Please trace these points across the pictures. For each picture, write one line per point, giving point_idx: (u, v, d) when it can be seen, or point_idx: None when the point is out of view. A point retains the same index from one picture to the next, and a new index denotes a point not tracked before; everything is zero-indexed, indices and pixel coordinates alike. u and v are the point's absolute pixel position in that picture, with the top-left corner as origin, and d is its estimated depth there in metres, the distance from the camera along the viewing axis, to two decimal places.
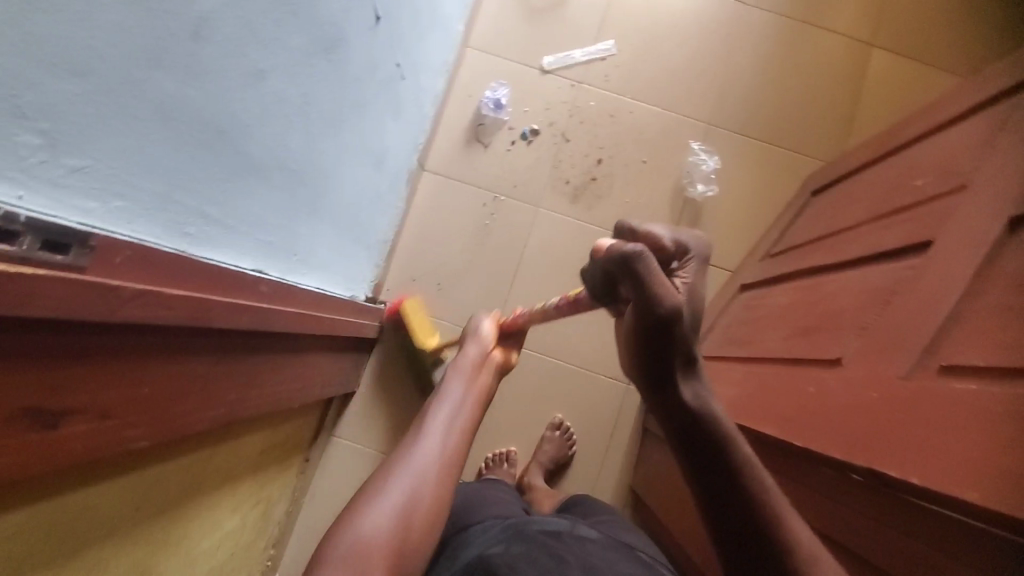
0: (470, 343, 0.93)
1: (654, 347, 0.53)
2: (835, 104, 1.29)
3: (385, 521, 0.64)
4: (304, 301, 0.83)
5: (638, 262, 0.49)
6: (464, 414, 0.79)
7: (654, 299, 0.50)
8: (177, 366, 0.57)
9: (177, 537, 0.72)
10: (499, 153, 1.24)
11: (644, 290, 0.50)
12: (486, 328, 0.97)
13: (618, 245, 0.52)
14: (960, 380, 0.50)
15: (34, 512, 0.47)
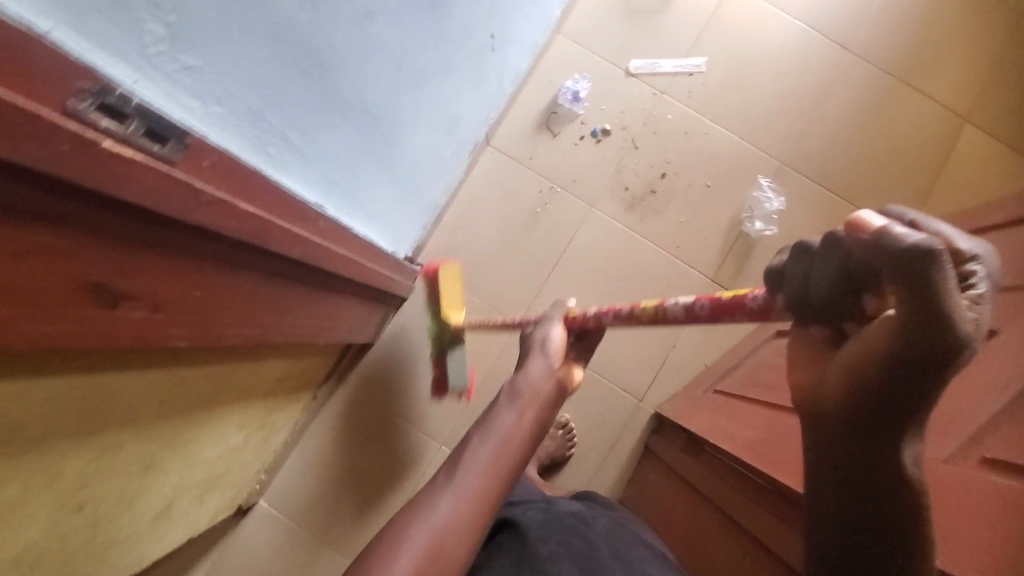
0: (535, 358, 0.66)
1: (907, 385, 0.33)
2: (913, 173, 1.25)
3: None
4: (352, 245, 0.84)
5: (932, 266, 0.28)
6: (502, 455, 0.59)
7: (948, 319, 0.29)
8: (230, 278, 0.59)
9: (184, 441, 0.75)
10: (565, 146, 1.23)
11: (924, 309, 0.29)
12: (556, 340, 0.70)
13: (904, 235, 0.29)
14: (1001, 476, 0.49)
15: (74, 383, 0.49)
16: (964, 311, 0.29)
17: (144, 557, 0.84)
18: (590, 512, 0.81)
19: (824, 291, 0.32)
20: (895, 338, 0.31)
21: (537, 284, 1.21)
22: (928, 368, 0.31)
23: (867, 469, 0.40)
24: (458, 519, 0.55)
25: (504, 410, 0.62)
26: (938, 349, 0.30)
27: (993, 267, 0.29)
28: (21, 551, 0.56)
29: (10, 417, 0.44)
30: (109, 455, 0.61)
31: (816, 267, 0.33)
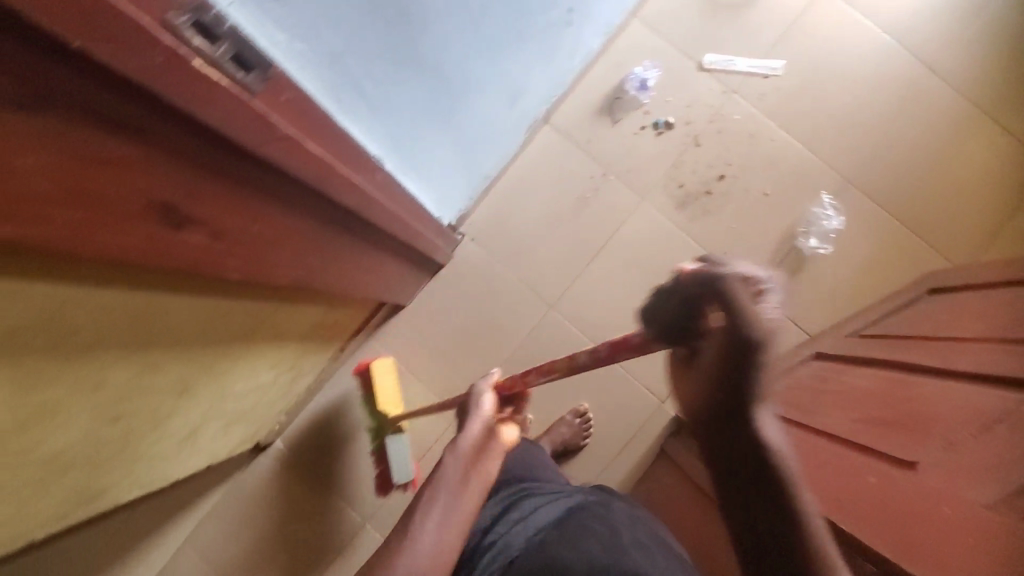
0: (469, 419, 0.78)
1: (732, 387, 0.39)
2: (985, 211, 1.19)
3: None
4: (402, 203, 0.84)
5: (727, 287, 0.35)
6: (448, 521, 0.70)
7: (740, 317, 0.35)
8: (287, 217, 0.59)
9: (218, 372, 0.76)
10: (625, 134, 1.21)
11: (727, 315, 0.35)
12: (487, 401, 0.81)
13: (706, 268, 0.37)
14: None
15: (130, 297, 0.50)
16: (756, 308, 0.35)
17: (165, 475, 0.87)
18: (602, 497, 0.80)
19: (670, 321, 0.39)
20: (723, 348, 0.37)
21: (575, 270, 1.19)
22: (748, 367, 0.37)
23: (745, 478, 0.44)
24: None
25: (448, 461, 0.74)
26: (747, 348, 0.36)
27: (779, 283, 0.36)
28: (60, 451, 0.59)
29: (67, 320, 0.46)
30: (149, 373, 0.63)
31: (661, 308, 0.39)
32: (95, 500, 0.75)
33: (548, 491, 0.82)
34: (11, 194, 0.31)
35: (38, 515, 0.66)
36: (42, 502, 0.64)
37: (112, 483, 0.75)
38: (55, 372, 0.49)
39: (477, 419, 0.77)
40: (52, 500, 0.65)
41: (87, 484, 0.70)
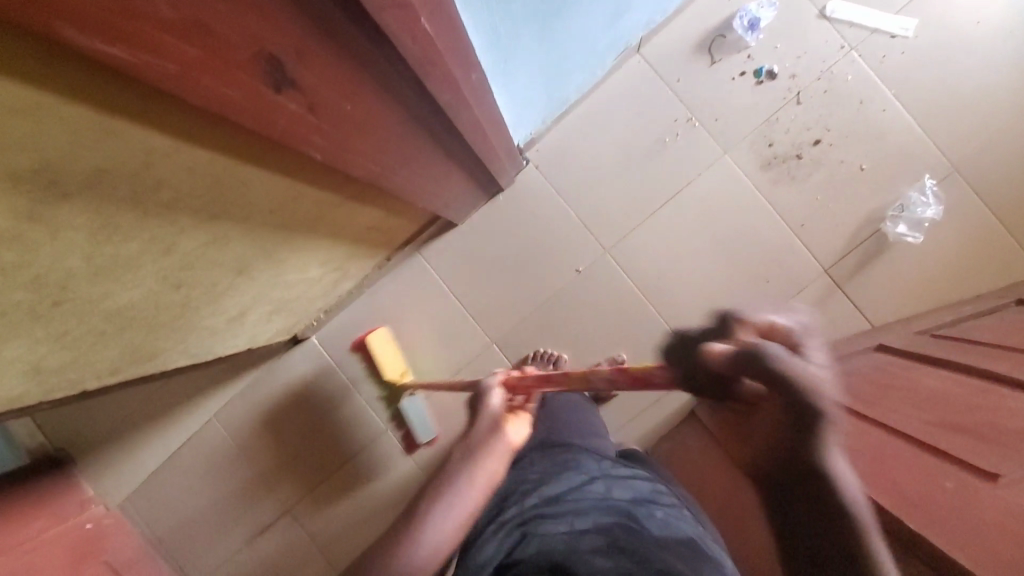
0: (480, 418, 0.73)
1: (792, 447, 0.34)
2: None
3: None
4: (486, 112, 0.77)
5: (766, 364, 0.31)
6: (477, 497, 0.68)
7: (807, 392, 0.31)
8: (380, 102, 0.54)
9: (278, 256, 0.75)
10: (720, 77, 1.10)
11: (793, 393, 0.31)
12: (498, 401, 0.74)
13: (740, 342, 0.32)
14: None
15: (214, 160, 0.47)
16: (812, 377, 0.31)
17: (210, 351, 0.88)
18: (645, 502, 0.79)
19: (700, 381, 0.33)
20: (774, 427, 0.34)
21: (638, 217, 1.13)
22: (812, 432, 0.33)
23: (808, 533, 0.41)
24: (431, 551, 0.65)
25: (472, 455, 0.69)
26: (812, 422, 0.33)
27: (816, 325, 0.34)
28: (123, 306, 0.59)
29: (153, 170, 0.44)
30: (217, 245, 0.61)
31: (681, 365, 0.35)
32: (147, 361, 0.77)
33: (581, 477, 0.82)
34: (129, 11, 0.27)
35: (97, 363, 0.68)
36: (100, 353, 0.65)
37: (165, 348, 0.76)
38: (131, 224, 0.47)
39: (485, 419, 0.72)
40: (109, 352, 0.67)
41: (143, 345, 0.71)
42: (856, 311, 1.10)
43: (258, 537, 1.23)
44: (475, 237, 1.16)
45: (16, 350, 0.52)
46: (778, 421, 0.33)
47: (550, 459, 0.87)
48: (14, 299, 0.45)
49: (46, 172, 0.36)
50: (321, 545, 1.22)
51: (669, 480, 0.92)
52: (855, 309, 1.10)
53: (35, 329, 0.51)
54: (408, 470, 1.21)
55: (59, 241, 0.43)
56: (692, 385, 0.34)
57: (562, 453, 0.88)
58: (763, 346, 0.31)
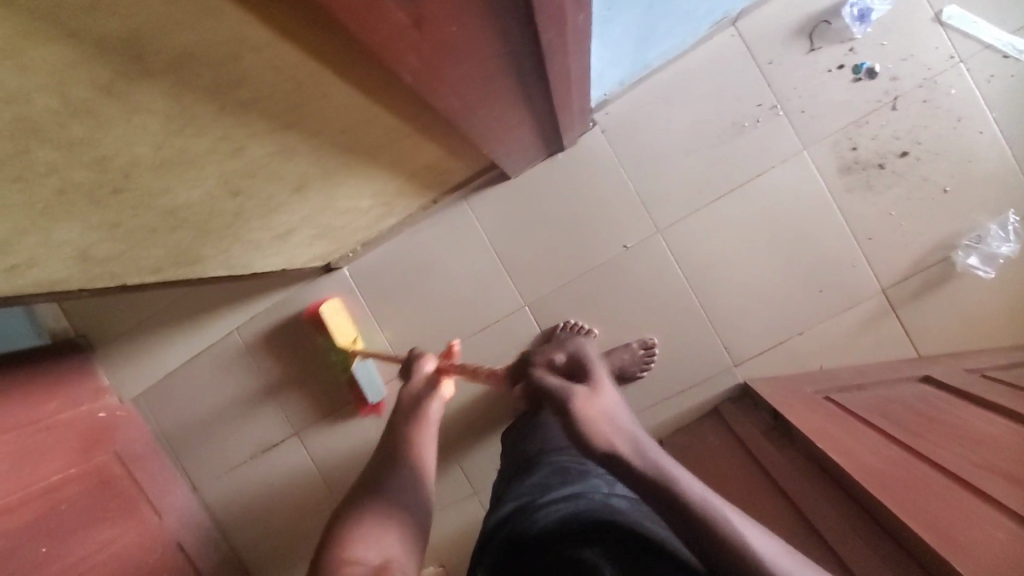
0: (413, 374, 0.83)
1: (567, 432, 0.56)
2: None
3: (369, 544, 0.56)
4: (576, 62, 0.72)
5: (535, 373, 0.60)
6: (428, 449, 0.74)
7: (541, 385, 0.58)
8: (483, 33, 0.50)
9: (335, 180, 0.71)
10: (816, 67, 1.03)
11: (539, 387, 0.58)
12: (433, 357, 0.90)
13: (531, 371, 0.60)
14: None
15: (302, 63, 0.44)
16: (544, 376, 0.58)
17: (249, 265, 0.87)
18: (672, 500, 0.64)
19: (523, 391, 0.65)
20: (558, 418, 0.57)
21: (699, 201, 1.08)
22: (566, 415, 0.56)
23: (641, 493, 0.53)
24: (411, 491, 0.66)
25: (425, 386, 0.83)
26: (561, 406, 0.56)
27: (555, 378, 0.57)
28: (179, 205, 0.56)
29: (240, 62, 0.40)
30: (283, 157, 0.58)
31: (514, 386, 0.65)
32: (189, 266, 0.75)
33: (589, 482, 0.66)
34: None
35: (140, 259, 0.66)
36: (145, 250, 0.64)
37: (207, 256, 0.74)
38: (205, 119, 0.44)
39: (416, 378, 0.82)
40: (155, 250, 0.65)
41: (187, 250, 0.69)
42: (905, 337, 1.05)
43: (263, 453, 1.24)
44: (526, 196, 1.12)
45: (67, 233, 0.50)
46: (555, 409, 0.57)
47: (549, 466, 0.71)
48: (77, 178, 0.42)
49: (132, 41, 0.32)
50: (323, 471, 1.24)
51: None
52: (904, 335, 1.05)
53: (90, 214, 0.49)
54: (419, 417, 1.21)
55: (133, 124, 0.40)
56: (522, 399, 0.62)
57: (561, 459, 0.73)
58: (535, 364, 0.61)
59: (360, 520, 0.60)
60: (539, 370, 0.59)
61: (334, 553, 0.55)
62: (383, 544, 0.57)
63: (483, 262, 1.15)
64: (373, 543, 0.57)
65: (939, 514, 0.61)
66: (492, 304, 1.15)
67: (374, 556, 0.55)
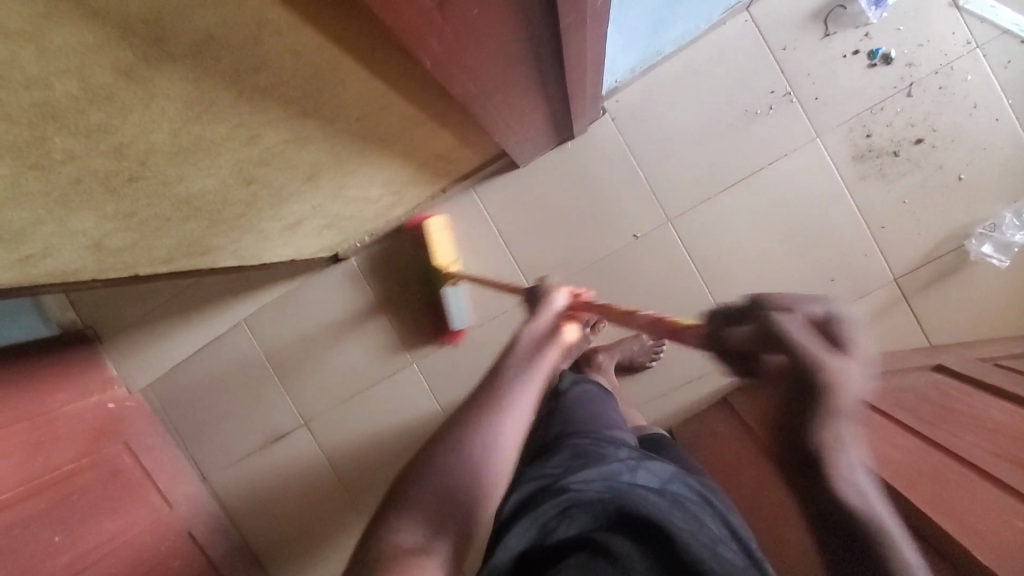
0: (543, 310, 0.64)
1: (799, 435, 0.37)
2: None
3: (411, 531, 0.48)
4: (591, 48, 0.71)
5: (771, 318, 0.38)
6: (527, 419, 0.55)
7: (800, 360, 0.36)
8: (505, 16, 0.49)
9: (346, 169, 0.71)
10: (831, 53, 1.01)
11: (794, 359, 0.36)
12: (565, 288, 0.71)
13: (776, 327, 0.37)
14: None
15: (323, 47, 0.43)
16: (814, 354, 0.36)
17: (258, 255, 0.86)
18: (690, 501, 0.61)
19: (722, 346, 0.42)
20: (780, 394, 0.38)
21: (710, 190, 1.07)
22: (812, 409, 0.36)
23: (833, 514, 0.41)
24: (479, 477, 0.51)
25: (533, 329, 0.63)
26: (811, 399, 0.36)
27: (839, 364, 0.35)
28: (192, 193, 0.56)
29: (261, 46, 0.39)
30: (297, 145, 0.57)
31: (709, 322, 0.44)
32: (199, 257, 0.74)
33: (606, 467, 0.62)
34: None
35: (152, 249, 0.65)
36: (157, 239, 0.63)
37: (218, 246, 0.74)
38: (224, 105, 0.43)
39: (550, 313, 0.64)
40: (167, 240, 0.65)
41: (199, 240, 0.69)
42: (917, 326, 1.05)
43: (271, 444, 1.24)
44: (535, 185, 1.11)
45: (84, 222, 0.50)
46: (781, 383, 0.38)
47: (569, 449, 0.67)
48: (96, 165, 0.42)
49: (155, 21, 0.32)
50: (332, 461, 1.24)
51: None
52: (916, 324, 1.05)
53: (106, 202, 0.48)
54: (428, 407, 1.21)
55: (153, 110, 0.39)
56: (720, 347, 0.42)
57: (584, 442, 0.68)
58: (768, 310, 0.39)
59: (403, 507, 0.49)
60: (792, 328, 0.37)
61: (372, 548, 0.47)
62: (421, 545, 0.48)
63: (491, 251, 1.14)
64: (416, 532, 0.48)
65: (957, 502, 0.60)
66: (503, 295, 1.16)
67: (416, 539, 0.48)
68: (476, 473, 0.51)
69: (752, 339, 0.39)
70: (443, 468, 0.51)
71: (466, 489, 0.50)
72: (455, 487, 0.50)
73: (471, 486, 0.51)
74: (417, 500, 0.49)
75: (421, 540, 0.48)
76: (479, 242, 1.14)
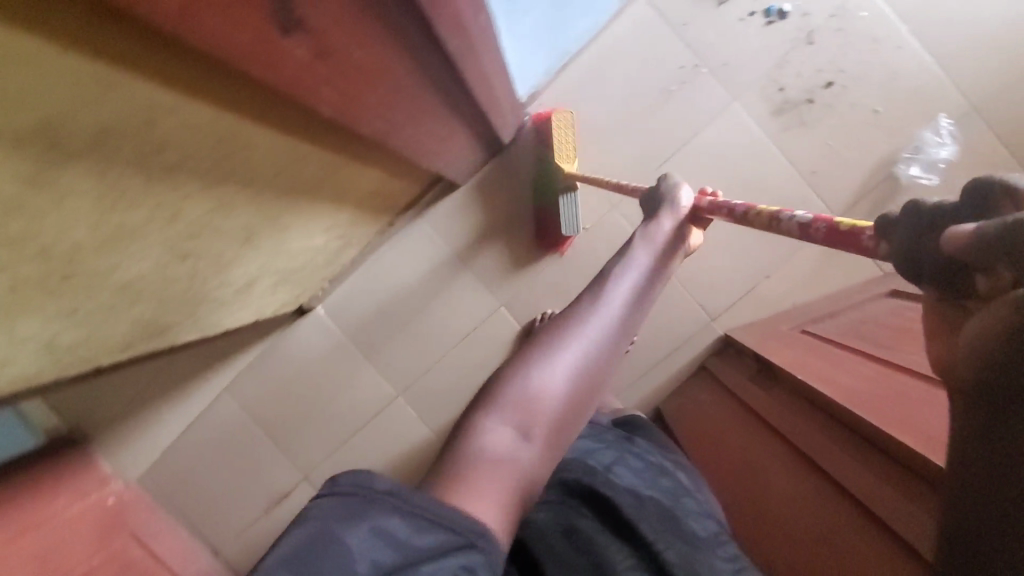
0: (664, 211, 0.65)
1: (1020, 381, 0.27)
2: None
3: (500, 436, 0.52)
4: (491, 62, 0.74)
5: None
6: (633, 322, 0.56)
7: None
8: (388, 51, 0.51)
9: (282, 224, 0.72)
10: (728, 19, 1.05)
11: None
12: (686, 198, 0.67)
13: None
14: None
15: (220, 117, 0.44)
16: None
17: (219, 323, 0.87)
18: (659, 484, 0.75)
19: (930, 261, 0.32)
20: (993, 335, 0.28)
21: (646, 170, 1.10)
22: None
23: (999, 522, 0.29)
24: (569, 392, 0.53)
25: (636, 250, 0.60)
26: None
27: None
28: (130, 278, 0.57)
29: (157, 127, 0.41)
30: (222, 212, 0.58)
31: (892, 227, 0.37)
32: (158, 337, 0.75)
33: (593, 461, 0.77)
34: None
35: (108, 338, 0.66)
36: (110, 328, 0.64)
37: (175, 323, 0.75)
38: (136, 189, 0.45)
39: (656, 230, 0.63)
40: (120, 327, 0.66)
41: (153, 320, 0.70)
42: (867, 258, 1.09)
43: (277, 504, 1.24)
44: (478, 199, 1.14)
45: (30, 327, 0.51)
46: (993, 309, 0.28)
47: None
48: (25, 271, 0.43)
49: (48, 126, 0.33)
50: None
51: (666, 443, 0.90)
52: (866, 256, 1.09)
53: (45, 305, 0.49)
54: (423, 436, 1.22)
55: (67, 209, 0.40)
56: (917, 260, 0.33)
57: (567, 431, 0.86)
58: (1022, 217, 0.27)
59: (490, 412, 0.53)
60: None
61: (458, 448, 0.53)
62: (501, 452, 0.52)
63: (448, 273, 1.18)
64: (505, 439, 0.52)
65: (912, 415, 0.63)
66: (472, 309, 1.19)
67: (504, 439, 0.52)
68: (560, 394, 0.52)
69: (975, 252, 0.28)
70: (542, 365, 0.52)
71: (546, 414, 0.52)
72: (538, 406, 0.52)
73: (556, 397, 0.52)
74: (505, 408, 0.52)
75: (511, 445, 0.52)
76: (591, 142, 1.10)
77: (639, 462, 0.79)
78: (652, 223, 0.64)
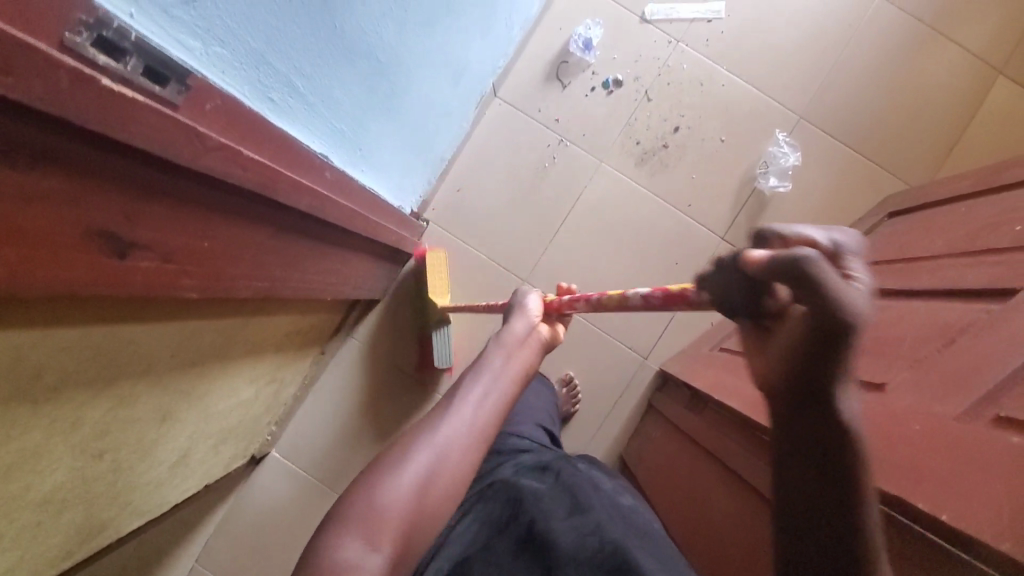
0: (516, 316, 0.70)
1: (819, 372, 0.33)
2: (943, 125, 1.17)
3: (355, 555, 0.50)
4: (357, 197, 0.81)
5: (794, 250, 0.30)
6: (485, 422, 0.58)
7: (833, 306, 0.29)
8: (236, 227, 0.57)
9: (197, 393, 0.76)
10: (574, 97, 1.19)
11: (814, 301, 0.29)
12: (534, 306, 0.73)
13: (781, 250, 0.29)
14: (976, 421, 0.47)
15: (85, 331, 0.49)
16: (846, 288, 0.29)
17: (163, 501, 0.87)
18: (632, 508, 0.76)
19: (734, 298, 0.33)
20: (799, 326, 0.32)
21: (544, 240, 1.19)
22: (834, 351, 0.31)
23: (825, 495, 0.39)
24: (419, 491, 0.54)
25: (492, 358, 0.63)
26: (837, 339, 0.30)
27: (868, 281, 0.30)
28: (50, 492, 0.59)
29: (27, 362, 0.44)
30: (126, 403, 0.62)
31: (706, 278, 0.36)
32: (99, 535, 0.75)
33: (580, 475, 0.79)
34: None
35: (46, 557, 0.66)
36: (43, 547, 0.64)
37: (113, 516, 0.75)
38: (27, 417, 0.48)
39: (510, 330, 0.67)
40: (55, 541, 0.65)
41: (89, 521, 0.70)
42: None
43: None
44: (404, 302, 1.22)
45: None
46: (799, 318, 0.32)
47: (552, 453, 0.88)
48: None
49: None
50: None
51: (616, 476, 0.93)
52: None
53: None
54: None
55: None
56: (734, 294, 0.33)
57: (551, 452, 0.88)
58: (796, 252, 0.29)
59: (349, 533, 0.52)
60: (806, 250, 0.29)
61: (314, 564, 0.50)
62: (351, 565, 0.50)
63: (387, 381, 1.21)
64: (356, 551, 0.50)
65: None
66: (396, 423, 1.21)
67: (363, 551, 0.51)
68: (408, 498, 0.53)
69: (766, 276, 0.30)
70: (398, 472, 0.54)
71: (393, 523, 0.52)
72: (396, 507, 0.53)
73: (407, 502, 0.53)
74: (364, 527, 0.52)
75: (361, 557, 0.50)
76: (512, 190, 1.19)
77: (604, 483, 0.80)
78: (506, 328, 0.68)
